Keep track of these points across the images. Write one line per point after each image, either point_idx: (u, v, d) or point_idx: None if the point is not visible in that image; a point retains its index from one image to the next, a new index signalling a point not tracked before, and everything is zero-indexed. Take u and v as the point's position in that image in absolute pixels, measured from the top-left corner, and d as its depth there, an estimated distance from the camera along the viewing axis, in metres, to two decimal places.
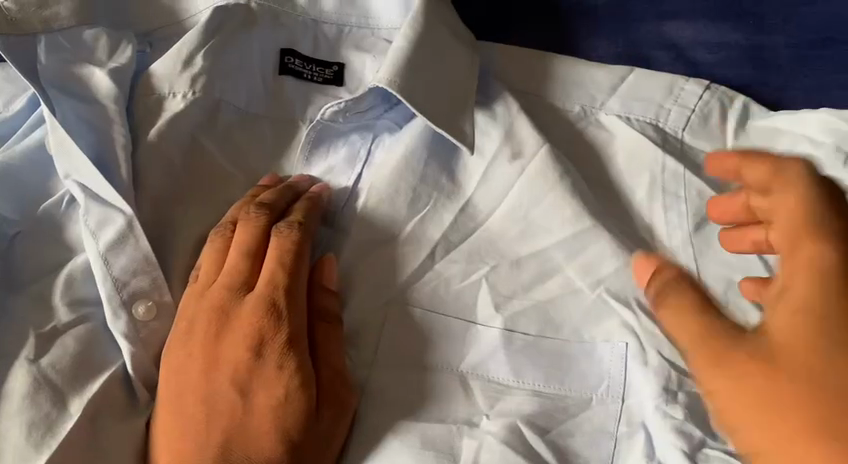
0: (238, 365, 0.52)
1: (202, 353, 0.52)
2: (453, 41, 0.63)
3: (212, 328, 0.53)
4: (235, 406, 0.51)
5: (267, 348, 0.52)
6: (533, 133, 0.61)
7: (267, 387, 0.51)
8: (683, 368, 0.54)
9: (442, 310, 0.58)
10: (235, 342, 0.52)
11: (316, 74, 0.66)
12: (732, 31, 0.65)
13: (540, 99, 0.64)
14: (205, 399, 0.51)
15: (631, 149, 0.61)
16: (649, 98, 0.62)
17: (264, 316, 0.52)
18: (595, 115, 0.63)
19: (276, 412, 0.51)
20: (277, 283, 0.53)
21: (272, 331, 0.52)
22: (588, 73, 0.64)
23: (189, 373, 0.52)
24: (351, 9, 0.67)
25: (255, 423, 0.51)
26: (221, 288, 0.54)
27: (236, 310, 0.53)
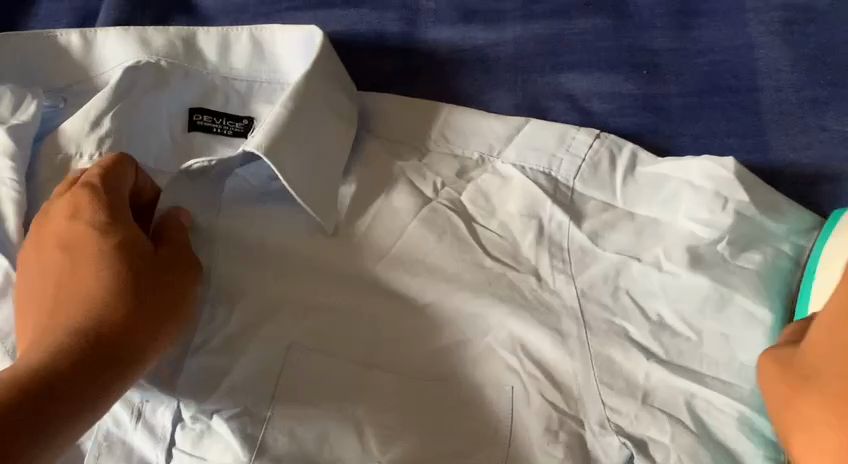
0: (64, 235, 0.55)
1: (38, 252, 0.56)
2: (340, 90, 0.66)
3: (39, 235, 0.57)
4: (69, 269, 0.53)
5: (82, 211, 0.55)
6: (410, 198, 0.64)
7: (92, 246, 0.53)
8: (564, 409, 0.57)
9: (337, 355, 0.59)
10: (56, 230, 0.55)
11: (225, 128, 0.68)
12: (623, 81, 0.69)
13: (436, 148, 0.67)
14: (42, 285, 0.54)
15: (524, 196, 0.63)
16: (543, 147, 0.65)
17: (79, 192, 0.56)
18: (493, 163, 0.66)
19: (99, 260, 0.53)
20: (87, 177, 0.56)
21: (86, 205, 0.55)
22: (484, 124, 0.67)
23: (32, 277, 0.55)
24: (262, 66, 0.69)
25: (89, 271, 0.52)
26: (43, 211, 0.58)
27: (54, 207, 0.57)
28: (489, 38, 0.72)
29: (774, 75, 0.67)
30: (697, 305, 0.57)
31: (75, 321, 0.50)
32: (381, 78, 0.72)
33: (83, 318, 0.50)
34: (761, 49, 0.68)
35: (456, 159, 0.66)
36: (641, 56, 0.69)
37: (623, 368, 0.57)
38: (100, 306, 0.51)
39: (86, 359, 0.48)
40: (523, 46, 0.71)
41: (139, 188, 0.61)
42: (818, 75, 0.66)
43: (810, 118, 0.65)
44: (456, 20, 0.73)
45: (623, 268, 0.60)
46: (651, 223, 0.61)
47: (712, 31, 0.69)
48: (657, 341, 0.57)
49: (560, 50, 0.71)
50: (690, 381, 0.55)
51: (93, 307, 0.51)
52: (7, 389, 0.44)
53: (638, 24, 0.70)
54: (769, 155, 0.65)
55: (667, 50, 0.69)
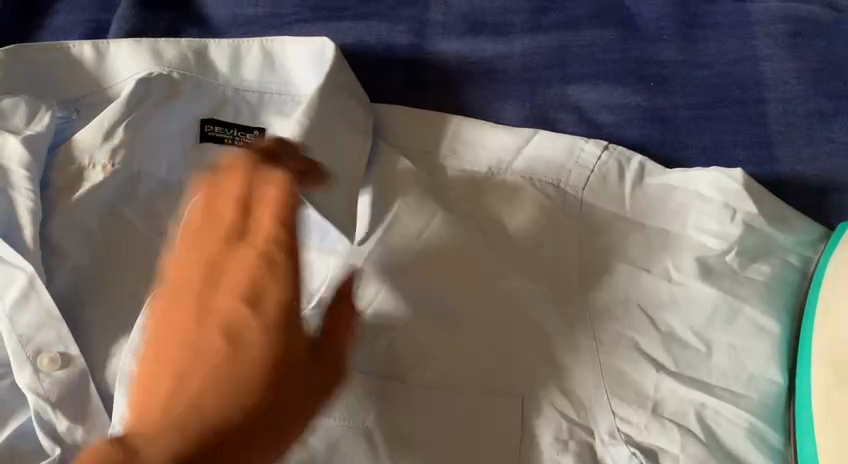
0: (230, 313, 0.45)
1: (190, 300, 0.46)
2: (354, 104, 0.67)
3: (205, 270, 0.47)
4: (223, 355, 0.44)
5: (270, 302, 0.46)
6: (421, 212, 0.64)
7: (258, 335, 0.45)
8: (573, 418, 0.57)
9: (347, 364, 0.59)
10: (241, 266, 0.47)
11: (237, 138, 0.68)
12: (631, 93, 0.69)
13: (446, 161, 0.67)
14: (203, 312, 0.45)
15: (534, 210, 0.63)
16: (551, 159, 0.65)
17: (259, 266, 0.46)
18: (502, 175, 0.66)
19: (262, 356, 0.44)
20: (274, 239, 0.48)
21: (270, 285, 0.46)
22: (493, 135, 0.67)
23: (178, 318, 0.45)
24: (272, 77, 0.69)
25: (242, 344, 0.44)
26: (209, 247, 0.48)
27: (231, 256, 0.47)
28: (497, 50, 0.72)
29: (781, 87, 0.68)
30: (706, 316, 0.58)
31: (250, 365, 0.44)
32: (391, 89, 0.73)
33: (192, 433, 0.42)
34: (767, 62, 0.69)
35: (466, 171, 0.67)
36: (649, 68, 0.70)
37: (633, 380, 0.58)
38: (256, 367, 0.44)
39: (241, 425, 0.43)
40: (531, 58, 0.72)
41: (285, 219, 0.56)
42: (824, 87, 0.67)
43: (817, 130, 0.66)
44: (465, 32, 0.73)
45: (633, 281, 0.61)
46: (659, 236, 0.62)
47: (718, 44, 0.70)
48: (667, 352, 0.58)
49: (567, 62, 0.71)
50: (700, 391, 0.56)
51: (214, 424, 0.43)
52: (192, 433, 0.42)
53: (645, 36, 0.71)
54: (776, 167, 0.66)
55: (674, 62, 0.70)
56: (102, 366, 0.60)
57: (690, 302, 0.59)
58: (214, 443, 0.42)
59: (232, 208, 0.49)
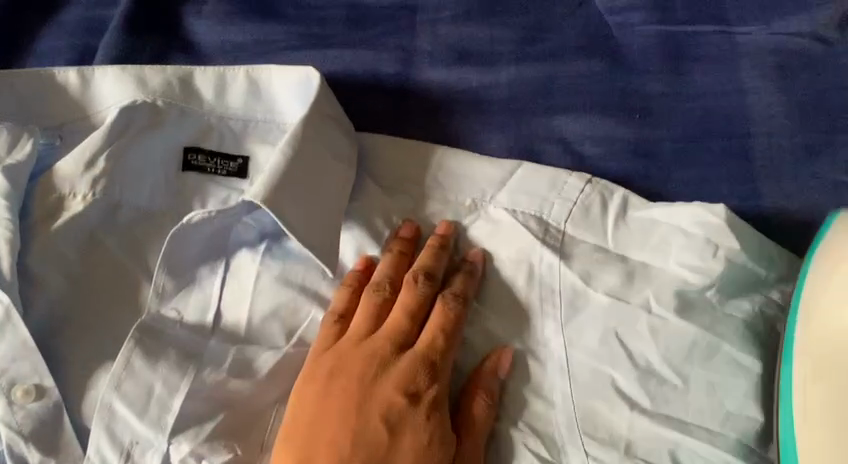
0: (389, 406, 0.56)
1: (355, 395, 0.57)
2: (340, 134, 0.65)
3: (370, 374, 0.57)
4: (380, 441, 0.55)
5: (428, 402, 0.57)
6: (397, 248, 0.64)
7: (414, 428, 0.56)
8: (546, 457, 0.58)
9: None
10: (397, 373, 0.57)
11: (220, 167, 0.68)
12: (616, 124, 0.70)
13: (430, 192, 0.67)
14: (361, 407, 0.56)
15: (516, 243, 0.63)
16: (534, 192, 0.65)
17: (420, 369, 0.57)
18: (486, 207, 0.66)
19: (416, 447, 0.55)
20: (434, 346, 0.58)
21: (427, 385, 0.57)
22: (477, 166, 0.67)
23: (341, 405, 0.56)
24: (257, 105, 0.68)
25: (403, 445, 0.55)
26: (377, 354, 0.58)
27: (393, 361, 0.58)
28: (483, 80, 0.72)
29: (767, 121, 0.68)
30: (682, 352, 0.57)
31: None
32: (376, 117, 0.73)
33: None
34: (754, 95, 0.69)
35: (448, 203, 0.66)
36: (634, 99, 0.70)
37: (606, 420, 0.58)
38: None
39: None
40: (517, 89, 0.72)
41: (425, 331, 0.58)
42: (812, 122, 0.67)
43: (803, 165, 0.66)
44: (452, 61, 0.73)
45: (612, 310, 0.60)
46: (641, 267, 0.61)
47: (705, 77, 0.70)
48: (643, 388, 0.57)
49: (553, 93, 0.71)
50: (674, 430, 0.56)
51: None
52: None
53: (632, 68, 0.71)
54: (759, 201, 0.66)
55: (660, 95, 0.70)
56: (81, 396, 0.60)
57: (672, 338, 0.58)
58: None
59: (401, 317, 0.60)
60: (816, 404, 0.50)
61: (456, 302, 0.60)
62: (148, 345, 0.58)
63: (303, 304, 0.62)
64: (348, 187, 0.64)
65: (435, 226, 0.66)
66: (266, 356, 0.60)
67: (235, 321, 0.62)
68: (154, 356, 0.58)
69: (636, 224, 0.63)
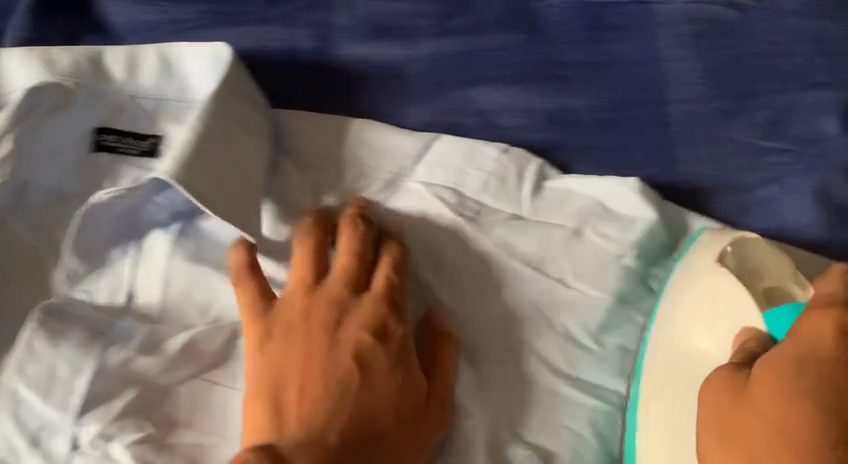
0: (359, 345, 0.55)
1: (318, 341, 0.55)
2: (250, 106, 0.64)
3: (332, 320, 0.56)
4: (350, 380, 0.54)
5: (395, 339, 0.56)
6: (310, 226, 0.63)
7: (385, 364, 0.55)
8: (468, 415, 0.57)
9: (235, 386, 0.58)
10: (359, 315, 0.56)
11: (131, 146, 0.66)
12: (535, 94, 0.69)
13: (346, 167, 0.65)
14: (328, 350, 0.55)
15: (434, 213, 0.63)
16: (451, 164, 0.65)
17: (382, 309, 0.57)
18: (403, 183, 0.65)
19: (389, 386, 0.54)
20: (391, 285, 0.58)
21: (394, 323, 0.57)
22: (393, 139, 0.66)
23: (308, 352, 0.55)
24: (169, 84, 0.67)
25: (376, 382, 0.54)
26: (334, 299, 0.57)
27: (352, 306, 0.57)
28: (403, 54, 0.71)
29: (684, 87, 0.68)
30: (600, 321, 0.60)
31: (386, 401, 0.54)
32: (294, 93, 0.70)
33: (332, 441, 0.51)
34: (671, 62, 0.69)
35: (364, 176, 0.65)
36: (548, 70, 0.70)
37: (531, 382, 0.59)
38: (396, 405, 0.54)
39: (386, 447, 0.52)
40: (437, 63, 0.70)
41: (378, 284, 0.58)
42: (729, 87, 0.68)
43: (719, 130, 0.67)
44: (369, 36, 0.72)
45: (554, 269, 0.61)
46: (558, 236, 0.62)
47: (624, 45, 0.70)
48: (566, 356, 0.59)
49: (474, 64, 0.70)
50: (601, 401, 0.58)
51: (345, 433, 0.52)
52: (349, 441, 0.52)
53: (553, 37, 0.71)
54: (676, 169, 0.66)
55: (579, 64, 0.70)
56: None
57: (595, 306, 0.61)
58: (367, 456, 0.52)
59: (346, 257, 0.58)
60: (657, 405, 0.55)
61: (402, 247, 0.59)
62: (52, 325, 0.58)
63: (217, 283, 0.61)
64: (266, 157, 0.63)
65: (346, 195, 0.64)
66: (178, 334, 0.58)
67: (148, 300, 0.61)
68: (56, 339, 0.57)
69: (554, 194, 0.64)
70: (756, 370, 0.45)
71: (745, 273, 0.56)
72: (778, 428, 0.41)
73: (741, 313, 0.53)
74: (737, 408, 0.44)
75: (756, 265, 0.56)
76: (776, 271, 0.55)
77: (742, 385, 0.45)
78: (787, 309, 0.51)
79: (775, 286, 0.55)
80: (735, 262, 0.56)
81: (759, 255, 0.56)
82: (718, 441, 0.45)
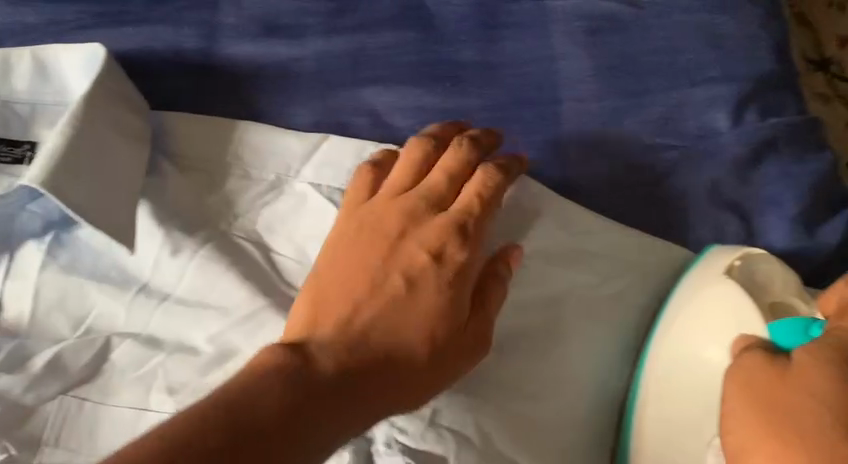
0: (414, 263, 0.52)
1: (377, 252, 0.52)
2: (127, 111, 0.61)
3: (395, 234, 0.53)
4: (399, 294, 0.50)
5: (452, 268, 0.52)
6: (193, 231, 0.60)
7: (434, 289, 0.50)
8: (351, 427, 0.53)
9: (108, 402, 0.54)
10: (425, 233, 0.53)
11: (6, 153, 0.64)
12: (429, 94, 0.68)
13: (229, 170, 0.63)
14: (387, 258, 0.52)
15: (320, 217, 0.60)
16: (338, 164, 0.62)
17: (452, 236, 0.53)
18: (290, 184, 0.62)
19: (432, 307, 0.50)
20: (470, 212, 0.54)
21: (457, 248, 0.52)
22: (278, 141, 0.63)
23: (365, 252, 0.53)
24: (44, 88, 0.64)
25: (415, 305, 0.50)
26: (405, 213, 0.54)
27: (425, 222, 0.54)
28: (291, 53, 0.69)
29: (575, 85, 0.67)
30: (522, 326, 0.58)
31: (425, 329, 0.49)
32: (171, 95, 0.69)
33: (363, 357, 0.46)
34: (562, 60, 0.68)
35: (247, 179, 0.62)
36: (442, 67, 0.68)
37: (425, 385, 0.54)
38: (425, 339, 0.48)
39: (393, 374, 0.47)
40: (327, 62, 0.69)
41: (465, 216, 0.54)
42: (619, 84, 0.67)
43: (609, 129, 0.66)
44: (257, 35, 0.70)
45: (544, 276, 0.60)
46: None
47: (515, 43, 0.69)
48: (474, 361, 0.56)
49: (364, 64, 0.69)
50: (519, 403, 0.56)
51: (379, 344, 0.47)
52: (373, 358, 0.46)
53: (443, 37, 0.69)
54: (565, 165, 0.66)
55: (472, 63, 0.68)
56: None
57: (523, 305, 0.59)
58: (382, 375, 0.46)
59: (459, 172, 0.56)
60: (659, 414, 0.54)
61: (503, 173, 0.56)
62: None
63: (93, 293, 0.59)
64: (143, 160, 0.60)
65: (228, 199, 0.62)
66: (45, 350, 0.56)
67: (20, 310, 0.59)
68: None
69: None
70: (806, 355, 0.41)
71: (752, 287, 0.54)
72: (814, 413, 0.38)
73: (743, 324, 0.51)
74: (779, 389, 0.41)
75: (765, 279, 0.54)
76: (783, 287, 0.53)
77: (776, 361, 0.43)
78: (793, 323, 0.47)
79: (777, 302, 0.53)
80: (740, 277, 0.55)
81: (765, 269, 0.55)
82: (756, 419, 0.41)
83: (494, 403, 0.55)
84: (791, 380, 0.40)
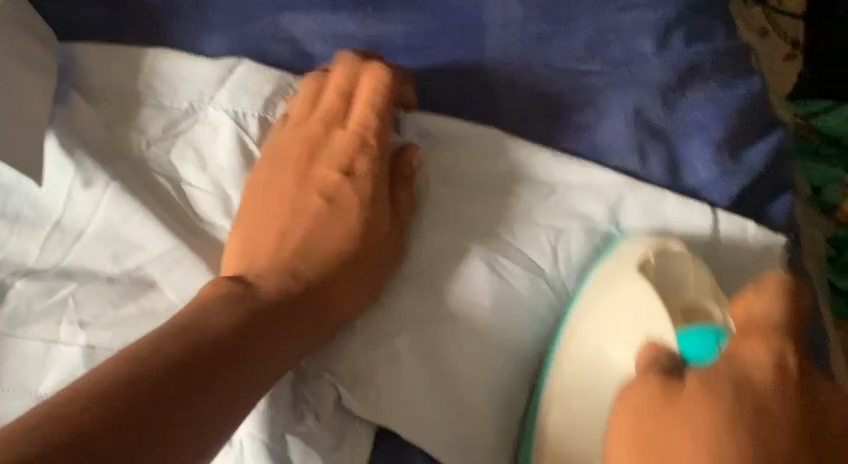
0: (325, 182, 0.56)
1: (294, 175, 0.57)
2: (29, 38, 0.59)
3: (302, 157, 0.57)
4: (318, 214, 0.55)
5: (364, 178, 0.56)
6: (104, 164, 0.58)
7: (349, 201, 0.55)
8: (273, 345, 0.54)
9: (22, 335, 0.53)
10: (333, 154, 0.57)
11: None
12: (348, 19, 0.66)
13: (141, 100, 0.61)
14: (301, 182, 0.57)
15: (235, 144, 0.59)
16: (255, 91, 0.60)
17: (358, 150, 0.57)
18: (203, 110, 0.60)
19: (355, 223, 0.55)
20: (368, 122, 0.57)
21: (362, 160, 0.56)
22: (192, 68, 0.62)
23: (284, 185, 0.57)
24: None
25: (329, 220, 0.55)
26: (310, 137, 0.58)
27: (329, 142, 0.58)
28: None
29: (500, 10, 0.64)
30: (441, 250, 0.58)
31: (339, 242, 0.54)
32: (79, 26, 0.67)
33: (304, 281, 0.52)
34: None
35: (160, 109, 0.61)
36: None
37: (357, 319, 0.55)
38: (337, 252, 0.54)
39: (325, 286, 0.52)
40: None
41: (366, 124, 0.57)
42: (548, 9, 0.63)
43: (534, 52, 0.64)
44: None
45: (458, 201, 0.60)
46: None
47: None
48: (396, 290, 0.57)
49: None
50: (445, 333, 0.55)
51: (311, 265, 0.53)
52: (293, 279, 0.52)
53: None
54: (487, 84, 0.65)
55: None
56: None
57: (439, 225, 0.59)
58: (308, 290, 0.52)
59: (349, 80, 0.58)
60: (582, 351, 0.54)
61: (386, 77, 0.57)
62: None
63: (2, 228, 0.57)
64: (49, 87, 0.59)
65: (142, 129, 0.60)
66: None
67: None
68: None
69: None
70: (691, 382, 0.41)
71: (668, 288, 0.55)
72: (719, 443, 0.38)
73: (649, 330, 0.51)
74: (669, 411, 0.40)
75: (678, 280, 0.55)
76: (700, 288, 0.54)
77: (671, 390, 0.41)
78: (701, 333, 0.50)
79: (695, 306, 0.53)
80: (655, 275, 0.55)
81: (683, 265, 0.54)
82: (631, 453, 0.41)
83: (415, 331, 0.55)
84: (680, 405, 0.40)
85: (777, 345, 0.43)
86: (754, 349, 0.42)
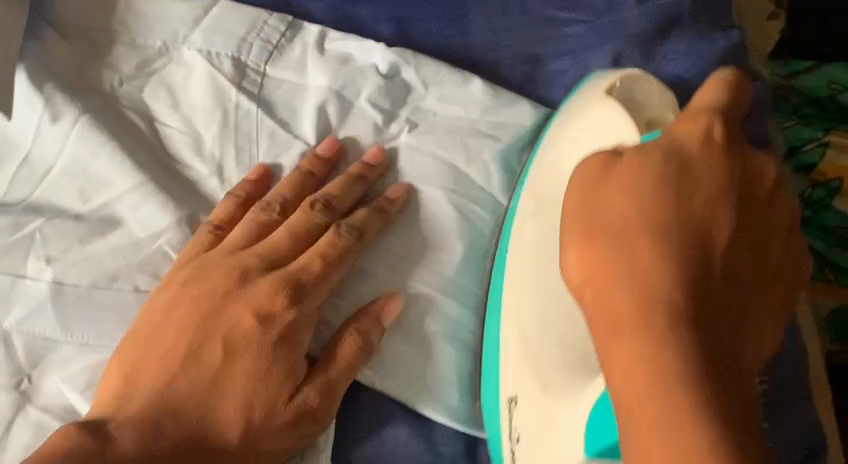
0: (236, 326, 0.49)
1: (203, 303, 0.50)
2: None
3: (222, 288, 0.51)
4: (212, 367, 0.49)
5: (276, 336, 0.49)
6: (71, 98, 0.57)
7: (252, 356, 0.48)
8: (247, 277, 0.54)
9: None
10: (253, 294, 0.50)
11: None
12: None
13: (115, 37, 0.61)
14: (208, 315, 0.50)
15: (208, 81, 0.58)
16: (230, 31, 0.60)
17: (278, 292, 0.49)
18: (177, 50, 0.60)
19: (249, 390, 0.48)
20: (308, 268, 0.50)
21: (279, 311, 0.49)
22: (165, 8, 0.61)
23: (186, 313, 0.50)
24: None
25: (224, 380, 0.48)
26: (235, 262, 0.52)
27: (255, 279, 0.51)
28: None
29: None
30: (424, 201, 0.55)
31: (222, 423, 0.47)
32: None
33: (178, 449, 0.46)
34: None
35: (133, 47, 0.60)
36: None
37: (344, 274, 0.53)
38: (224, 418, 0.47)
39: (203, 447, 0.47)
40: None
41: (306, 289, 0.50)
42: None
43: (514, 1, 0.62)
44: None
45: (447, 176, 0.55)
46: (306, 88, 0.59)
47: None
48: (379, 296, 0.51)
49: None
50: (417, 345, 0.52)
51: (185, 421, 0.47)
52: (175, 439, 0.47)
53: None
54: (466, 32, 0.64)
55: None
56: None
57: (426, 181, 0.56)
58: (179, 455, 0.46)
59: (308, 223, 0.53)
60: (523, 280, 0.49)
61: (349, 236, 0.52)
62: None
63: None
64: (19, 23, 0.58)
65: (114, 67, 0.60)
66: None
67: None
68: None
69: (336, 45, 0.61)
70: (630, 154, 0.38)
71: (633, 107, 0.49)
72: (631, 216, 0.36)
73: (617, 133, 0.46)
74: (603, 186, 0.38)
75: (643, 100, 0.49)
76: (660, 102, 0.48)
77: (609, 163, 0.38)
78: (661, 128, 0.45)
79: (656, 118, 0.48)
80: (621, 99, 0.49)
81: (645, 87, 0.49)
82: (576, 215, 0.38)
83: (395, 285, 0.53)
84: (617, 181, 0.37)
85: (710, 113, 0.38)
86: (691, 122, 0.38)
